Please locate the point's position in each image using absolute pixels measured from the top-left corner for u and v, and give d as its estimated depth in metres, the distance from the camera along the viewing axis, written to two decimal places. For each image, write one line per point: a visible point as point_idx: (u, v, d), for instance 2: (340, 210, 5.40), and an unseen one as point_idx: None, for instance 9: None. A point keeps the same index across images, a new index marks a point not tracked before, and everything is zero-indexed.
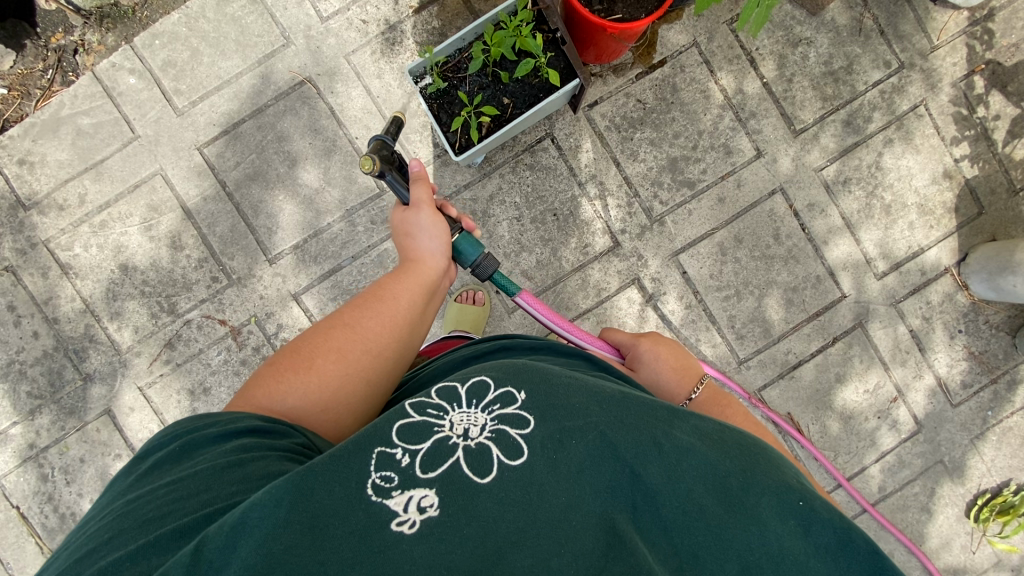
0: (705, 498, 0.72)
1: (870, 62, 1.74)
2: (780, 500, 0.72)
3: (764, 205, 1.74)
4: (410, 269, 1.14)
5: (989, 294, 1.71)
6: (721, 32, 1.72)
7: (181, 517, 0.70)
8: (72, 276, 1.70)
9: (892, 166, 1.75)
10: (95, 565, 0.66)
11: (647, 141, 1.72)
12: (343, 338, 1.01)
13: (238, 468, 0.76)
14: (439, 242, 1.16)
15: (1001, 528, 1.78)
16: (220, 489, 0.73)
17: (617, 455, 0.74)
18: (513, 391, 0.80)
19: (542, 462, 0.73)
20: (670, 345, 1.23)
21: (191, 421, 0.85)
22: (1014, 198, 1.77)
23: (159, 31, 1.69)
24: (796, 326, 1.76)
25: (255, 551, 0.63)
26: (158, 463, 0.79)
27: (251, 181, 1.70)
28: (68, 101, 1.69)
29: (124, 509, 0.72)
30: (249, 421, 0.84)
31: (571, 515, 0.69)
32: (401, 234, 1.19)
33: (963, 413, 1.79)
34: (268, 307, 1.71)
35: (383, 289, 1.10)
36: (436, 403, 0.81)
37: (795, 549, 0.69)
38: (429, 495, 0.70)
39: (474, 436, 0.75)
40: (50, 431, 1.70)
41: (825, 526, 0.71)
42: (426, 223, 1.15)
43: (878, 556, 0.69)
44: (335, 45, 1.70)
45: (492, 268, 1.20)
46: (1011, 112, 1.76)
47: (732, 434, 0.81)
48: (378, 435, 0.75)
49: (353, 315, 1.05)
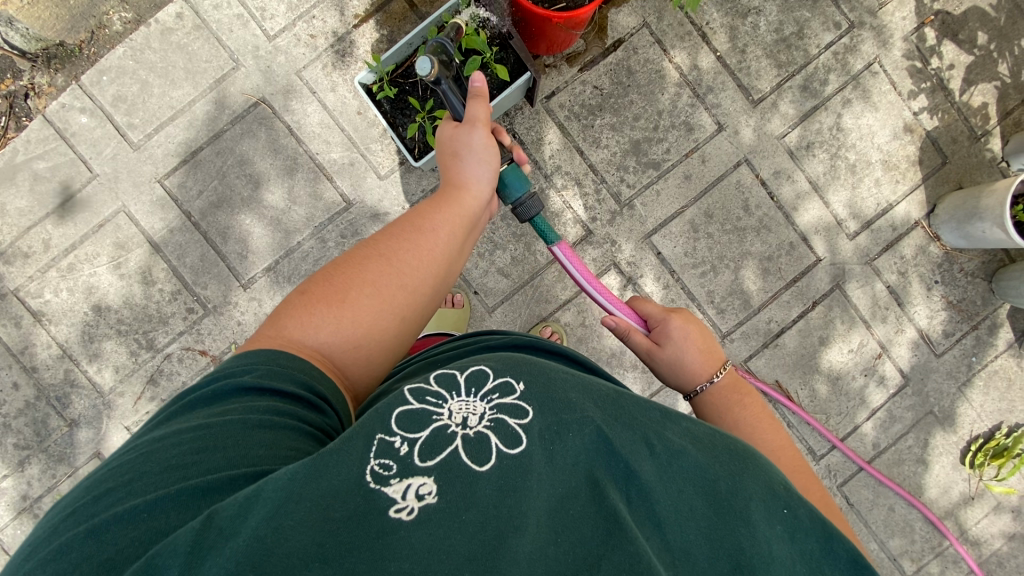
0: (695, 499, 0.71)
1: (820, 25, 1.74)
2: (767, 504, 0.73)
3: (731, 177, 1.74)
4: (454, 195, 1.10)
5: (961, 243, 1.72)
6: (669, 10, 1.72)
7: (204, 473, 0.67)
8: (46, 322, 1.68)
9: (853, 126, 1.76)
10: (109, 508, 0.63)
11: (608, 126, 1.72)
12: (378, 271, 0.97)
13: (270, 430, 0.73)
14: (488, 170, 1.13)
15: (997, 471, 1.80)
16: (249, 449, 0.70)
17: (613, 450, 0.73)
18: (512, 382, 0.80)
19: (541, 452, 0.72)
20: (699, 326, 1.22)
21: (227, 365, 0.82)
22: (977, 144, 1.78)
23: (107, 67, 1.67)
24: (775, 295, 1.77)
25: (266, 523, 0.61)
26: (194, 404, 0.78)
27: (216, 208, 1.68)
28: (22, 146, 1.67)
29: (148, 449, 0.70)
30: (283, 382, 0.80)
31: (568, 505, 0.69)
32: (448, 153, 1.15)
33: (948, 362, 1.81)
34: (247, 333, 1.70)
35: (422, 219, 1.06)
36: (434, 391, 0.80)
37: (782, 552, 0.70)
38: (428, 483, 0.69)
39: (473, 425, 0.75)
40: (41, 480, 1.69)
41: (808, 531, 0.72)
42: (478, 146, 1.11)
43: (857, 565, 0.71)
44: (284, 62, 1.68)
45: (535, 209, 1.21)
46: (965, 60, 1.77)
47: (721, 437, 0.81)
48: (380, 421, 0.74)
49: (389, 246, 1.01)
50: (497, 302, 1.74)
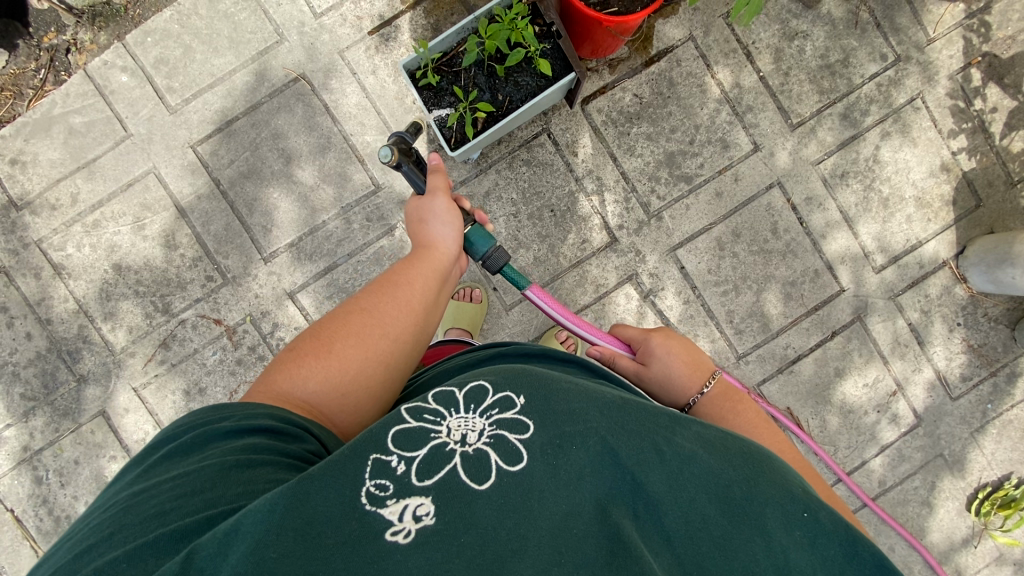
0: (708, 509, 0.68)
1: (866, 55, 1.73)
2: (786, 510, 0.70)
3: (762, 200, 1.73)
4: (421, 256, 1.10)
5: (988, 287, 1.70)
6: (716, 25, 1.71)
7: (181, 517, 0.65)
8: (65, 276, 1.68)
9: (889, 159, 1.75)
10: (91, 564, 0.62)
11: (644, 136, 1.71)
12: (361, 324, 0.98)
13: (247, 469, 0.71)
14: (452, 229, 1.12)
15: (1003, 522, 1.77)
16: (226, 490, 0.69)
17: (618, 461, 0.70)
18: (511, 396, 0.77)
19: (542, 467, 0.69)
20: (681, 339, 1.21)
21: (209, 414, 0.81)
22: (1012, 190, 1.76)
23: (152, 28, 1.67)
24: (794, 321, 1.75)
25: (245, 559, 0.59)
26: (171, 455, 0.76)
27: (245, 179, 1.68)
28: (60, 99, 1.68)
29: (127, 503, 0.68)
30: (264, 419, 0.80)
31: (572, 523, 0.66)
32: (414, 221, 1.16)
33: (962, 407, 1.78)
34: (264, 307, 1.70)
35: (399, 274, 1.07)
36: (432, 408, 0.77)
37: (802, 561, 0.66)
38: (425, 504, 0.67)
39: (472, 442, 0.72)
40: (44, 433, 1.69)
41: (830, 537, 0.69)
42: (440, 210, 1.12)
43: (885, 570, 0.67)
44: (329, 41, 1.68)
45: (503, 260, 1.13)
46: (1008, 105, 1.75)
47: (734, 442, 0.79)
48: (374, 441, 0.72)
49: (370, 302, 1.01)
50: (515, 300, 1.73)
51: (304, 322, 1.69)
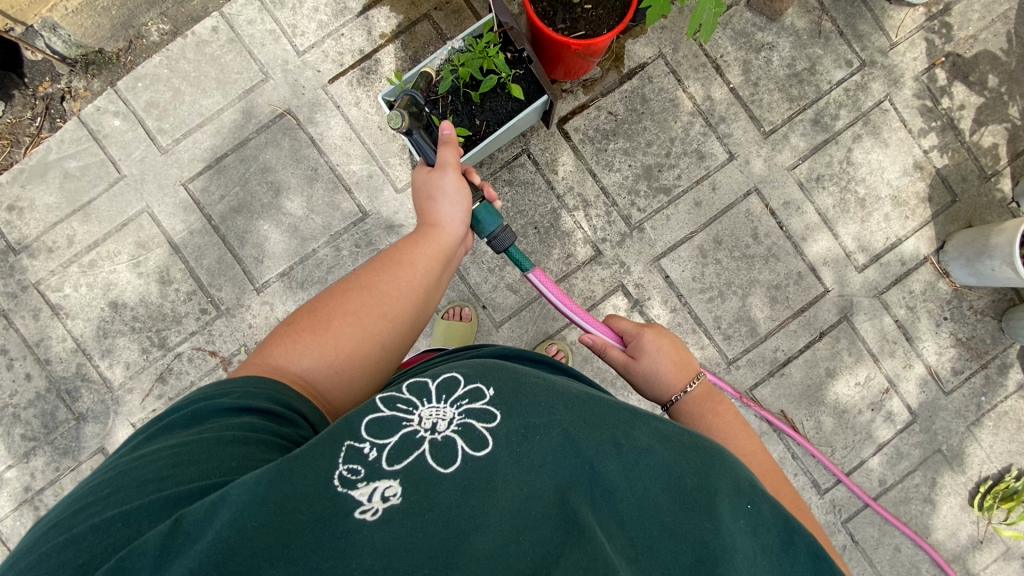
0: (660, 497, 0.70)
1: (832, 62, 1.79)
2: (733, 500, 0.73)
3: (741, 206, 1.77)
4: (429, 233, 1.15)
5: (970, 280, 1.72)
6: (684, 42, 1.77)
7: (177, 485, 0.67)
8: (63, 316, 1.72)
9: (863, 160, 1.79)
10: (86, 521, 0.63)
11: (622, 150, 1.76)
12: (362, 300, 1.01)
13: (243, 445, 0.72)
14: (460, 208, 1.17)
15: (1007, 515, 1.76)
16: (221, 462, 0.70)
17: (579, 450, 0.72)
18: (482, 388, 0.80)
19: (506, 455, 0.71)
20: (672, 339, 1.23)
21: (210, 388, 0.83)
22: (987, 183, 1.80)
23: (142, 74, 1.74)
24: (782, 323, 1.77)
25: (229, 525, 0.60)
26: (172, 425, 0.77)
27: (236, 213, 1.73)
28: (55, 146, 1.74)
29: (125, 467, 0.70)
30: (263, 399, 0.81)
31: (531, 506, 0.67)
32: (422, 195, 1.19)
33: (956, 401, 1.79)
34: (258, 336, 1.73)
35: (400, 254, 1.10)
36: (406, 398, 0.80)
37: (746, 546, 0.69)
38: (393, 485, 0.68)
39: (442, 429, 0.74)
40: (44, 472, 1.70)
41: (771, 527, 0.72)
42: (450, 186, 1.16)
43: (815, 559, 0.72)
44: (312, 77, 1.75)
45: (508, 240, 1.25)
46: (975, 101, 1.80)
47: (690, 436, 0.80)
48: (350, 430, 0.74)
49: (372, 279, 1.05)
50: (504, 317, 1.76)
51: None
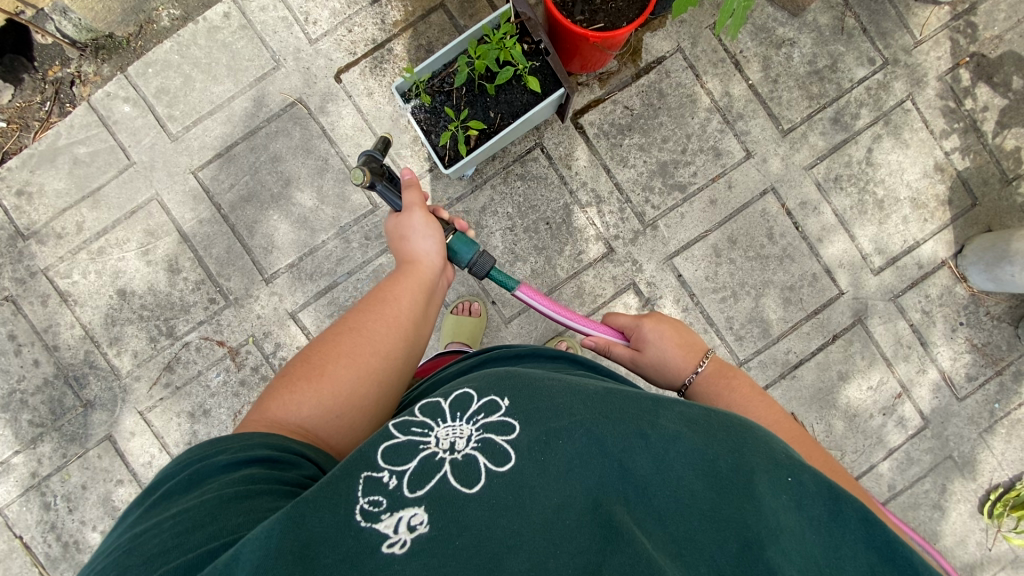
0: (696, 484, 0.69)
1: (854, 60, 1.75)
2: (770, 475, 0.71)
3: (756, 205, 1.74)
4: (408, 269, 1.13)
5: (988, 285, 1.69)
6: (704, 37, 1.74)
7: (185, 553, 0.65)
8: (72, 303, 1.71)
9: (882, 161, 1.75)
10: None
11: (636, 146, 1.73)
12: (349, 343, 0.99)
13: (244, 500, 0.71)
14: (433, 241, 1.14)
15: (1017, 523, 1.74)
16: (226, 521, 0.68)
17: (606, 450, 0.70)
18: (496, 400, 0.78)
19: (532, 464, 0.70)
20: (672, 323, 1.22)
21: (202, 449, 0.81)
22: (1008, 187, 1.77)
23: (153, 59, 1.72)
24: (795, 325, 1.75)
25: None
26: (169, 493, 0.75)
27: (246, 202, 1.72)
28: (64, 131, 1.72)
29: (130, 545, 0.68)
30: (258, 449, 0.80)
31: (565, 515, 0.66)
32: (396, 238, 1.18)
33: (969, 407, 1.77)
34: (266, 327, 1.72)
35: (384, 292, 1.09)
36: (420, 421, 0.78)
37: (790, 521, 0.68)
38: (418, 513, 0.67)
39: (461, 449, 0.73)
40: (52, 459, 1.71)
41: (813, 498, 0.70)
42: (419, 224, 1.14)
43: (868, 522, 0.68)
44: (324, 66, 1.72)
45: (489, 264, 1.14)
46: (999, 103, 1.76)
47: (715, 417, 0.79)
48: (364, 459, 0.73)
49: (357, 321, 1.04)
50: (514, 313, 1.74)
51: (306, 341, 1.71)
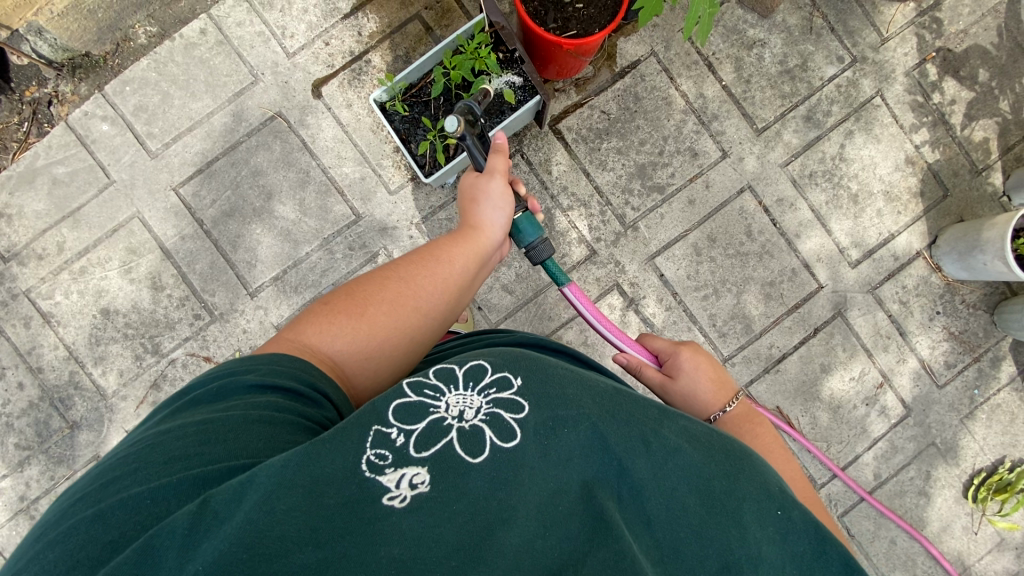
0: (688, 498, 0.70)
1: (823, 58, 1.79)
2: (762, 506, 0.71)
3: (734, 203, 1.77)
4: (471, 234, 1.14)
5: (962, 274, 1.73)
6: (676, 40, 1.77)
7: (205, 464, 0.66)
8: (55, 323, 1.71)
9: (854, 156, 1.79)
10: (115, 494, 0.63)
11: (615, 149, 1.76)
12: (395, 289, 1.00)
13: (270, 425, 0.71)
14: (503, 215, 1.17)
15: (1000, 506, 1.77)
16: (248, 442, 0.69)
17: (607, 447, 0.71)
18: (510, 376, 0.77)
19: (534, 447, 0.71)
20: (709, 358, 1.22)
21: (240, 362, 0.82)
22: (978, 177, 1.81)
23: (130, 77, 1.72)
24: (776, 320, 1.78)
25: (258, 507, 0.61)
26: (199, 399, 0.76)
27: (228, 217, 1.72)
28: (42, 152, 1.72)
29: (153, 441, 0.69)
30: (291, 380, 0.79)
31: (558, 500, 0.68)
32: (468, 199, 1.20)
33: (950, 394, 1.80)
34: (252, 341, 1.72)
35: (442, 249, 1.09)
36: (433, 383, 0.77)
37: (774, 554, 0.68)
38: (420, 472, 0.68)
39: (469, 418, 0.73)
40: (39, 481, 1.69)
41: (801, 534, 0.71)
42: (496, 191, 1.17)
43: (850, 569, 0.70)
44: (302, 79, 1.73)
45: (547, 253, 1.20)
46: (966, 96, 1.80)
47: (719, 438, 0.79)
48: (376, 413, 0.72)
49: (410, 270, 1.04)
50: (500, 318, 1.76)
51: None
